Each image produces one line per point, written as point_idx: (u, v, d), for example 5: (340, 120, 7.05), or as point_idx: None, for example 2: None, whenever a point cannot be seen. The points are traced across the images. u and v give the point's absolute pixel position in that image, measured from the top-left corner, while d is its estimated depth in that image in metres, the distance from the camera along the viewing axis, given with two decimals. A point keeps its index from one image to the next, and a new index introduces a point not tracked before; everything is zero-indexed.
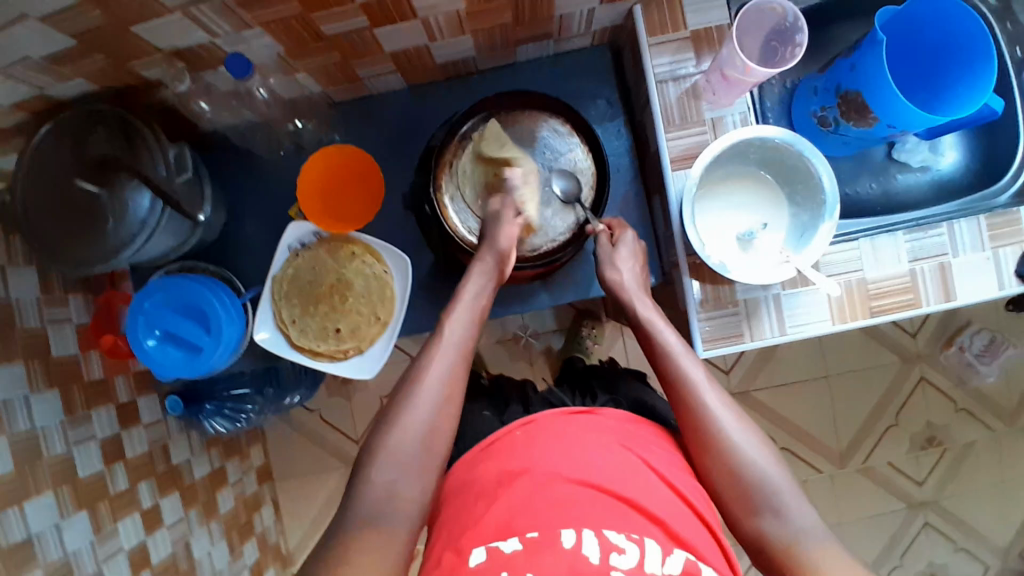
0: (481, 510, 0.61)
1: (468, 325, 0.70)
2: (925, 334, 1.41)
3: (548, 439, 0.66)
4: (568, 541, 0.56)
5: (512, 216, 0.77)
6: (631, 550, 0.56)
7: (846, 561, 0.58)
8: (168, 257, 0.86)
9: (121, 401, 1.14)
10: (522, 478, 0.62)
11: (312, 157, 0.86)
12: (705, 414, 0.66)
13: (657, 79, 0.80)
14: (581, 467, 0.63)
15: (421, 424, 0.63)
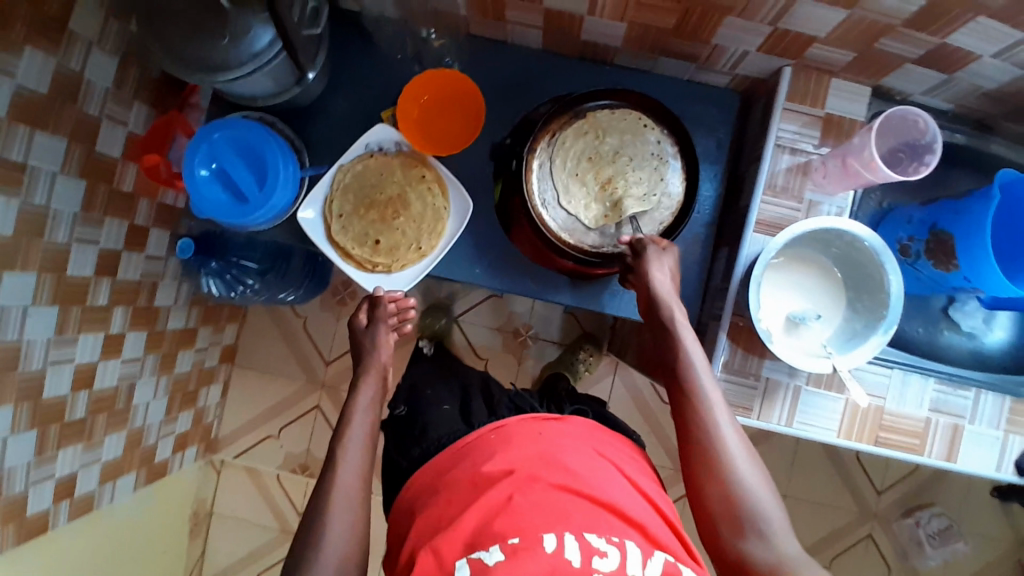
0: (459, 517, 0.69)
1: (363, 413, 0.79)
2: (890, 496, 1.42)
3: (519, 443, 0.76)
4: (549, 546, 0.64)
5: (387, 328, 0.85)
6: (612, 553, 0.64)
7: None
8: (255, 102, 0.86)
9: (136, 223, 1.12)
10: (501, 479, 0.71)
11: (427, 73, 0.86)
12: (709, 438, 0.70)
13: (777, 142, 0.82)
14: (561, 471, 0.72)
15: (349, 483, 0.73)
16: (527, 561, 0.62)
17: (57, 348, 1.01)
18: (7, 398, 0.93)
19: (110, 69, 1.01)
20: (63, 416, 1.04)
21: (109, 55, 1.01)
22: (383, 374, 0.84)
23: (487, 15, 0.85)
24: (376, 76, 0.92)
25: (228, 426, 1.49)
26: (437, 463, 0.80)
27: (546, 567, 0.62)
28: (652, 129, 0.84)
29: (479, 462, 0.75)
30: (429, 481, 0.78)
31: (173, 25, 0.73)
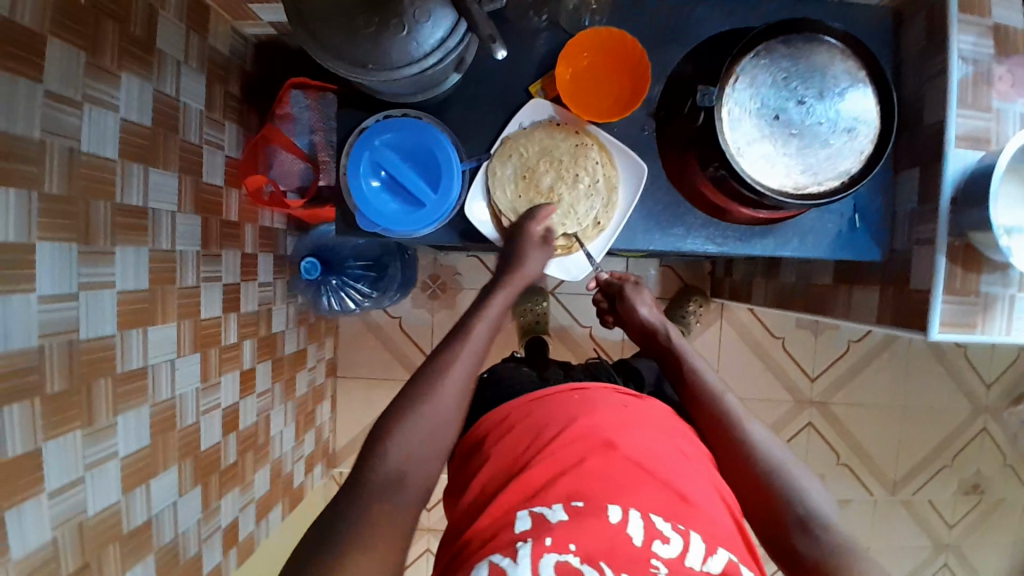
0: (529, 468, 0.67)
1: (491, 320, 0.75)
2: (998, 387, 1.48)
3: (606, 408, 0.73)
4: (613, 517, 0.61)
5: (540, 245, 0.80)
6: (674, 540, 0.60)
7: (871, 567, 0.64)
8: (410, 99, 0.79)
9: (246, 251, 1.04)
10: (582, 442, 0.68)
11: (588, 33, 0.81)
12: (716, 414, 0.77)
13: (959, 56, 0.79)
14: (643, 448, 0.68)
15: (454, 392, 0.68)
16: (591, 526, 0.60)
17: (204, 395, 0.94)
18: (170, 459, 0.87)
19: (199, 90, 0.91)
20: (219, 464, 0.98)
21: (196, 74, 0.90)
22: (522, 287, 0.79)
23: None
24: (512, 48, 0.84)
25: (342, 439, 1.45)
26: (511, 409, 0.77)
27: (608, 537, 0.59)
28: (831, 46, 0.76)
29: (562, 420, 0.71)
30: (496, 429, 0.76)
31: (338, 19, 0.65)
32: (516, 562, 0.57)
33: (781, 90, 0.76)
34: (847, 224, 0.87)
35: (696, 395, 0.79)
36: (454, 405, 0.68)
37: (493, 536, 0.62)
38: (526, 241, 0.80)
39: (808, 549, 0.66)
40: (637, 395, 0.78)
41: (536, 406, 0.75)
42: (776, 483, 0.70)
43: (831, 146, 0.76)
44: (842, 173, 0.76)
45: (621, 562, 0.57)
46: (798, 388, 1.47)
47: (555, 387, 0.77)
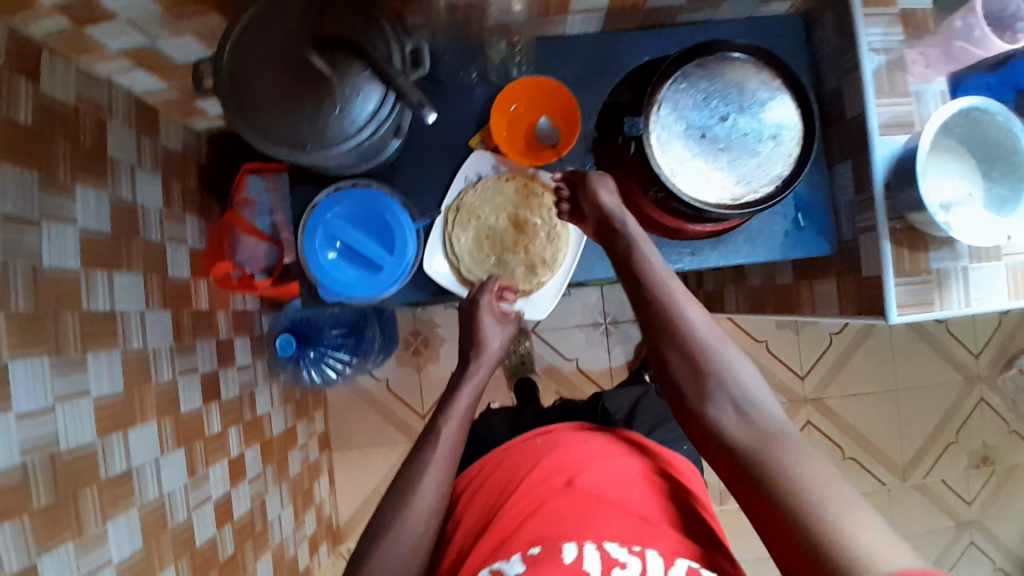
0: (495, 518, 0.69)
1: (467, 395, 0.76)
2: (987, 355, 1.48)
3: (572, 447, 0.77)
4: (568, 555, 0.60)
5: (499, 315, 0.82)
6: (632, 562, 0.59)
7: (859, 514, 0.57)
8: (354, 168, 0.82)
9: (221, 338, 1.05)
10: (543, 485, 0.71)
11: (520, 83, 0.83)
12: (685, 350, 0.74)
13: (870, 48, 0.82)
14: (602, 479, 0.71)
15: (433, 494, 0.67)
16: (547, 565, 0.60)
17: (194, 490, 0.93)
18: (166, 559, 0.86)
19: (155, 189, 0.94)
20: (218, 558, 0.96)
21: (150, 174, 0.93)
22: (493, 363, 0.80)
23: (549, 12, 0.82)
24: (446, 105, 0.88)
25: (345, 513, 1.43)
26: (483, 464, 0.82)
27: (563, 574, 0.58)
28: (743, 61, 0.81)
29: (527, 466, 0.76)
30: (471, 488, 0.80)
31: (269, 102, 0.69)
32: None
33: (700, 110, 0.81)
34: (794, 223, 0.90)
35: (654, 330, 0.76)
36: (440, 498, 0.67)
37: None
38: (484, 317, 0.81)
39: (778, 487, 0.62)
40: (596, 432, 0.82)
41: (508, 455, 0.80)
42: (739, 422, 0.69)
43: (758, 155, 0.81)
44: (775, 177, 0.81)
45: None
46: (789, 387, 1.47)
47: (521, 437, 0.83)
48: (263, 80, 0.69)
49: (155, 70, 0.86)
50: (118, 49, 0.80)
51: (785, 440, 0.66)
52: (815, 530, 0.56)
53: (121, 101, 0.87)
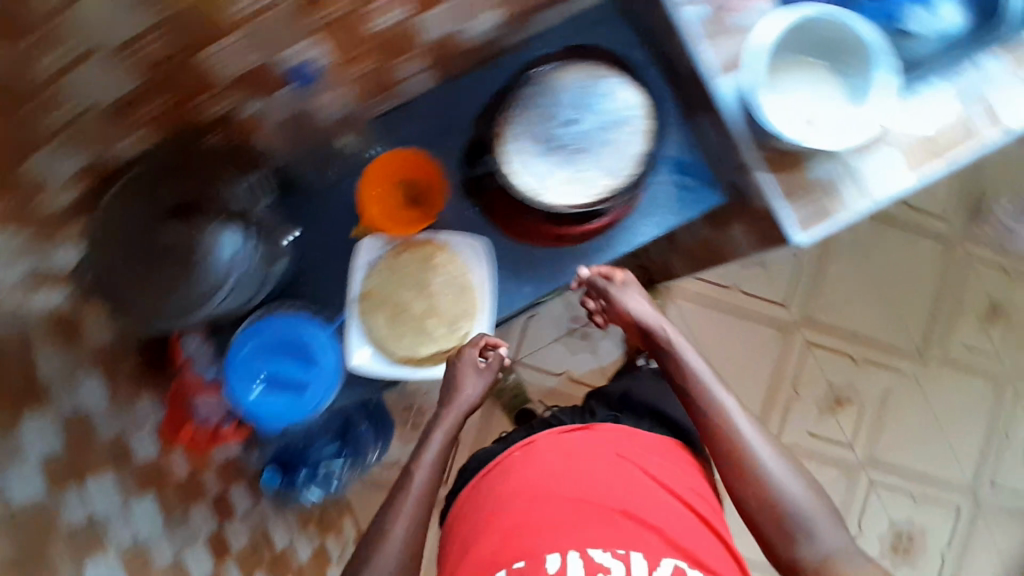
0: (482, 538, 0.78)
1: (428, 467, 0.78)
2: (955, 213, 1.46)
3: (543, 457, 0.84)
4: (553, 568, 0.73)
5: (479, 372, 0.84)
6: (616, 566, 0.74)
7: (805, 492, 0.77)
8: (251, 302, 0.82)
9: (213, 495, 1.06)
10: (522, 500, 0.79)
11: (381, 159, 0.88)
12: (705, 415, 0.82)
13: (673, 3, 0.80)
14: (574, 486, 0.80)
15: (401, 539, 0.73)
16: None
17: None
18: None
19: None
20: None
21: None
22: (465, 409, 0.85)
23: (377, 90, 0.84)
24: (322, 209, 0.90)
25: None
26: (472, 486, 0.87)
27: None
28: (572, 67, 0.86)
29: (503, 483, 0.83)
30: (463, 502, 0.87)
31: (137, 289, 0.70)
32: None
33: (548, 121, 0.85)
34: (676, 181, 0.93)
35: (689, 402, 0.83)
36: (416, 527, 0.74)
37: None
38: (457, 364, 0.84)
39: (760, 517, 0.77)
40: (586, 428, 0.87)
41: (490, 475, 0.85)
42: (774, 502, 0.76)
43: (614, 142, 0.85)
44: (634, 157, 0.85)
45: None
46: (778, 319, 1.45)
47: (503, 450, 0.88)
48: (125, 273, 0.69)
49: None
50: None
51: (764, 467, 0.78)
52: (780, 533, 0.75)
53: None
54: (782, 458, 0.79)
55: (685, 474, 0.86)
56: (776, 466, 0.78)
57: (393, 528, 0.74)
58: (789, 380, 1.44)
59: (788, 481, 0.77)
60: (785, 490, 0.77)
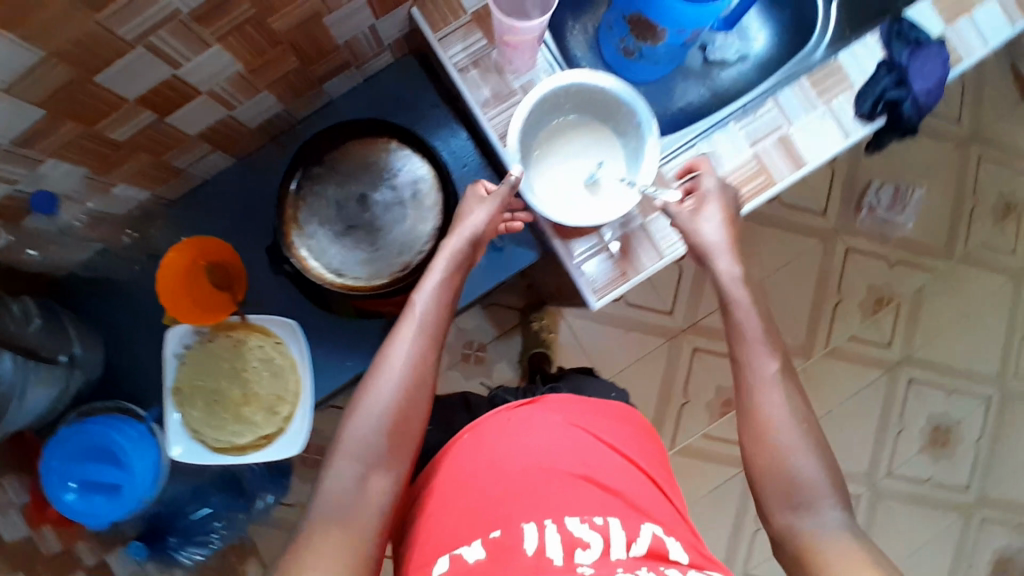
0: (439, 517, 0.65)
1: (403, 347, 0.68)
2: (836, 206, 1.44)
3: (491, 435, 0.71)
4: (530, 545, 0.58)
5: (476, 198, 0.80)
6: (594, 541, 0.59)
7: (840, 527, 0.61)
8: (56, 409, 0.84)
9: (89, 566, 1.04)
10: (475, 480, 0.67)
11: (178, 244, 0.84)
12: (753, 381, 0.69)
13: (458, 69, 0.83)
14: (532, 456, 0.68)
15: (364, 430, 0.63)
16: (506, 562, 0.57)
17: None
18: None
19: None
20: None
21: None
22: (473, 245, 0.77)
23: (162, 180, 0.84)
24: (132, 296, 0.89)
25: None
26: (418, 478, 0.74)
27: (527, 567, 0.56)
28: (354, 145, 0.86)
29: (453, 469, 0.70)
30: (408, 503, 0.72)
31: None
32: None
33: (337, 206, 0.85)
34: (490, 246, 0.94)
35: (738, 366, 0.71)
36: (409, 409, 0.66)
37: None
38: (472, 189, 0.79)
39: (803, 526, 0.62)
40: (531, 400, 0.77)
41: (433, 465, 0.73)
42: (793, 471, 0.63)
43: (408, 216, 0.85)
44: (431, 227, 0.85)
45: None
46: (664, 325, 1.47)
47: (450, 436, 0.76)
48: None
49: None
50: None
51: (782, 438, 0.65)
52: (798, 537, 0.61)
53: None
54: (796, 410, 0.67)
55: (641, 443, 0.75)
56: (776, 408, 0.66)
57: (353, 426, 0.64)
58: (680, 388, 1.47)
59: (805, 463, 0.63)
60: (791, 459, 0.64)
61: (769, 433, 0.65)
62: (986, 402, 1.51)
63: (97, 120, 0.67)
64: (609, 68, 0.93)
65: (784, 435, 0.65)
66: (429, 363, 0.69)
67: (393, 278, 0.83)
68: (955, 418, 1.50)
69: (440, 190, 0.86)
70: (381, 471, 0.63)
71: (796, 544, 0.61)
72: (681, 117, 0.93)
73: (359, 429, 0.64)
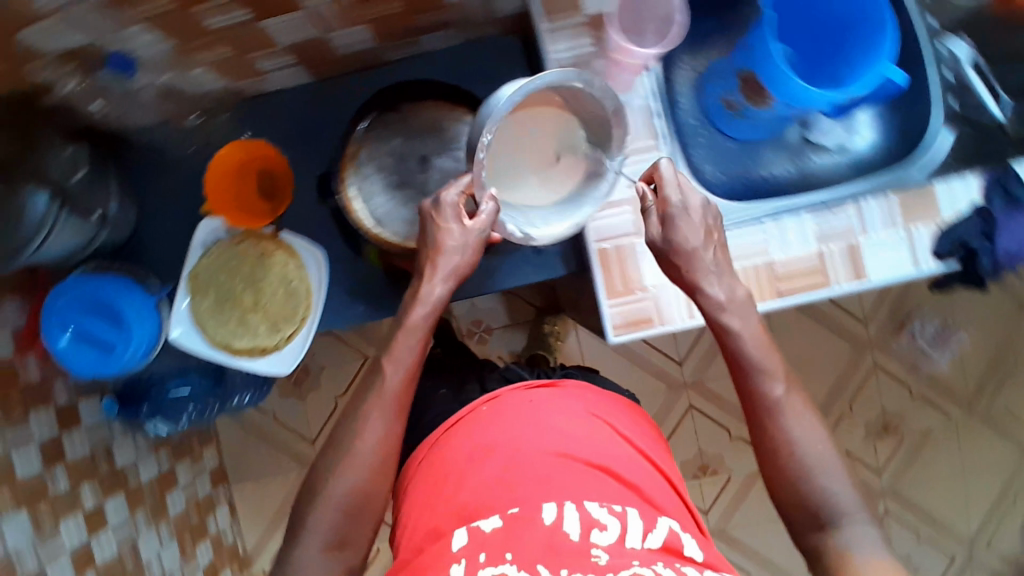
0: (459, 486, 0.75)
1: (410, 335, 0.79)
2: (879, 321, 1.39)
3: (513, 412, 0.81)
4: (548, 518, 0.69)
5: (454, 214, 0.76)
6: (611, 525, 0.69)
7: (880, 556, 0.68)
8: (70, 261, 0.85)
9: (59, 405, 1.08)
10: (494, 455, 0.76)
11: (232, 143, 0.89)
12: (767, 414, 0.75)
13: (557, 67, 0.81)
14: (549, 443, 0.77)
15: (358, 453, 0.76)
16: (526, 533, 0.68)
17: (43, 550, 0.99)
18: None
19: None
20: None
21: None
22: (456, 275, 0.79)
23: (241, 75, 0.85)
24: (180, 169, 0.92)
25: (251, 539, 1.52)
26: (433, 439, 0.84)
27: (544, 537, 0.67)
28: (430, 107, 0.91)
29: (471, 441, 0.79)
30: (424, 461, 0.83)
31: None
32: None
33: (396, 160, 0.91)
34: (533, 248, 0.96)
35: (750, 397, 0.76)
36: (374, 467, 0.76)
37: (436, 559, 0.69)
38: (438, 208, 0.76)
39: (816, 537, 0.72)
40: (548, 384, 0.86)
41: (452, 432, 0.82)
42: (817, 495, 0.71)
43: None
44: None
45: (561, 558, 0.65)
46: (668, 372, 1.45)
47: (467, 406, 0.85)
48: None
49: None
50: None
51: (810, 466, 0.72)
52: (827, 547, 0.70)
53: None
54: (814, 429, 0.74)
55: (644, 431, 0.87)
56: (801, 432, 0.73)
57: (333, 485, 0.76)
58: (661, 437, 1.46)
59: (830, 480, 0.72)
60: (816, 481, 0.72)
61: (787, 456, 0.73)
62: (950, 561, 1.46)
63: (194, 3, 0.66)
64: (704, 114, 0.91)
65: (801, 457, 0.73)
66: (392, 430, 0.78)
67: None
68: (917, 564, 1.46)
69: None
70: (354, 539, 0.77)
71: (822, 555, 0.71)
72: (757, 186, 0.91)
73: (341, 487, 0.75)
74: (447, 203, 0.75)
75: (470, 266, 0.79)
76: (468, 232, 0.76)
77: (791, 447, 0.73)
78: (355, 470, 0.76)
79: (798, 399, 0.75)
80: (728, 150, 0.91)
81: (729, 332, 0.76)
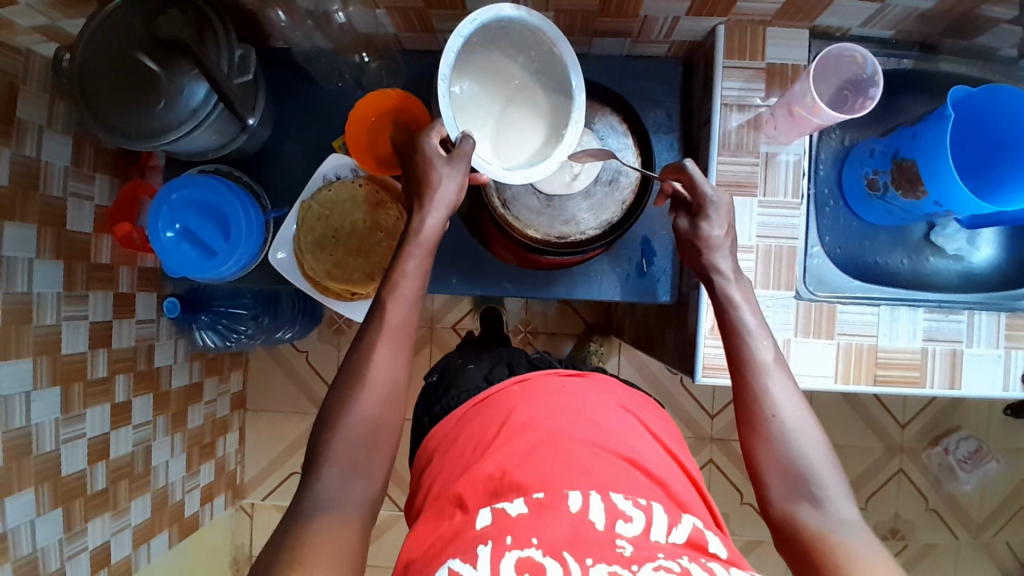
0: (478, 462, 0.68)
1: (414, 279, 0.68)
2: (915, 427, 1.41)
3: (546, 395, 0.74)
4: (573, 506, 0.60)
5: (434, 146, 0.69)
6: (637, 518, 0.60)
7: (882, 557, 0.57)
8: (206, 156, 0.88)
9: (120, 291, 1.08)
10: (523, 433, 0.69)
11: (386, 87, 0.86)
12: (750, 382, 0.67)
13: (723, 102, 0.82)
14: (578, 428, 0.69)
15: (398, 402, 0.66)
16: (550, 519, 0.59)
17: (66, 425, 0.96)
18: (26, 482, 0.89)
19: (65, 149, 0.93)
20: (85, 491, 1.00)
21: (61, 137, 0.92)
22: (451, 206, 0.69)
23: (415, 29, 0.86)
24: (325, 111, 0.95)
25: (251, 469, 1.55)
26: (459, 415, 0.78)
27: (568, 527, 0.59)
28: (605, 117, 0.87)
29: (502, 418, 0.72)
30: (449, 434, 0.76)
31: (108, 104, 0.75)
32: (473, 563, 0.56)
33: None
34: (637, 269, 0.93)
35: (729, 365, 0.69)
36: (395, 411, 0.65)
37: (454, 540, 0.62)
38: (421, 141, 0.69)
39: (812, 522, 0.60)
40: (578, 373, 0.79)
41: (481, 407, 0.76)
42: (794, 467, 0.63)
43: (594, 193, 0.84)
44: (604, 217, 0.85)
45: (586, 548, 0.57)
46: (698, 424, 1.48)
47: (497, 385, 0.78)
48: (105, 83, 0.75)
49: (62, 41, 0.87)
50: (29, 26, 0.81)
51: (789, 443, 0.63)
52: (814, 533, 0.60)
53: (40, 70, 0.88)
54: (796, 395, 0.66)
55: (676, 435, 0.78)
56: (783, 393, 0.65)
57: (351, 425, 0.64)
58: None
59: (816, 456, 0.63)
60: (794, 446, 0.63)
61: (768, 418, 0.65)
62: None
63: None
64: (840, 186, 0.92)
65: (781, 420, 0.64)
66: (404, 368, 0.68)
67: (546, 240, 0.85)
68: None
69: (635, 191, 0.86)
70: (373, 481, 0.64)
71: (799, 535, 0.60)
72: (871, 271, 0.92)
73: (361, 422, 0.64)
74: (428, 153, 0.68)
75: (462, 198, 0.70)
76: (452, 171, 0.67)
77: (773, 408, 0.65)
78: (378, 410, 0.65)
79: (783, 369, 0.67)
80: (851, 228, 0.93)
81: (707, 269, 0.72)
